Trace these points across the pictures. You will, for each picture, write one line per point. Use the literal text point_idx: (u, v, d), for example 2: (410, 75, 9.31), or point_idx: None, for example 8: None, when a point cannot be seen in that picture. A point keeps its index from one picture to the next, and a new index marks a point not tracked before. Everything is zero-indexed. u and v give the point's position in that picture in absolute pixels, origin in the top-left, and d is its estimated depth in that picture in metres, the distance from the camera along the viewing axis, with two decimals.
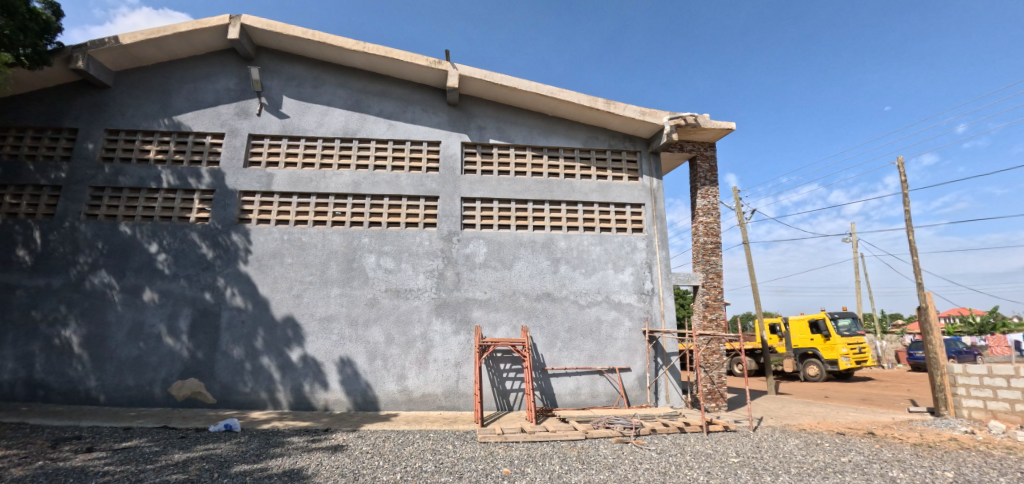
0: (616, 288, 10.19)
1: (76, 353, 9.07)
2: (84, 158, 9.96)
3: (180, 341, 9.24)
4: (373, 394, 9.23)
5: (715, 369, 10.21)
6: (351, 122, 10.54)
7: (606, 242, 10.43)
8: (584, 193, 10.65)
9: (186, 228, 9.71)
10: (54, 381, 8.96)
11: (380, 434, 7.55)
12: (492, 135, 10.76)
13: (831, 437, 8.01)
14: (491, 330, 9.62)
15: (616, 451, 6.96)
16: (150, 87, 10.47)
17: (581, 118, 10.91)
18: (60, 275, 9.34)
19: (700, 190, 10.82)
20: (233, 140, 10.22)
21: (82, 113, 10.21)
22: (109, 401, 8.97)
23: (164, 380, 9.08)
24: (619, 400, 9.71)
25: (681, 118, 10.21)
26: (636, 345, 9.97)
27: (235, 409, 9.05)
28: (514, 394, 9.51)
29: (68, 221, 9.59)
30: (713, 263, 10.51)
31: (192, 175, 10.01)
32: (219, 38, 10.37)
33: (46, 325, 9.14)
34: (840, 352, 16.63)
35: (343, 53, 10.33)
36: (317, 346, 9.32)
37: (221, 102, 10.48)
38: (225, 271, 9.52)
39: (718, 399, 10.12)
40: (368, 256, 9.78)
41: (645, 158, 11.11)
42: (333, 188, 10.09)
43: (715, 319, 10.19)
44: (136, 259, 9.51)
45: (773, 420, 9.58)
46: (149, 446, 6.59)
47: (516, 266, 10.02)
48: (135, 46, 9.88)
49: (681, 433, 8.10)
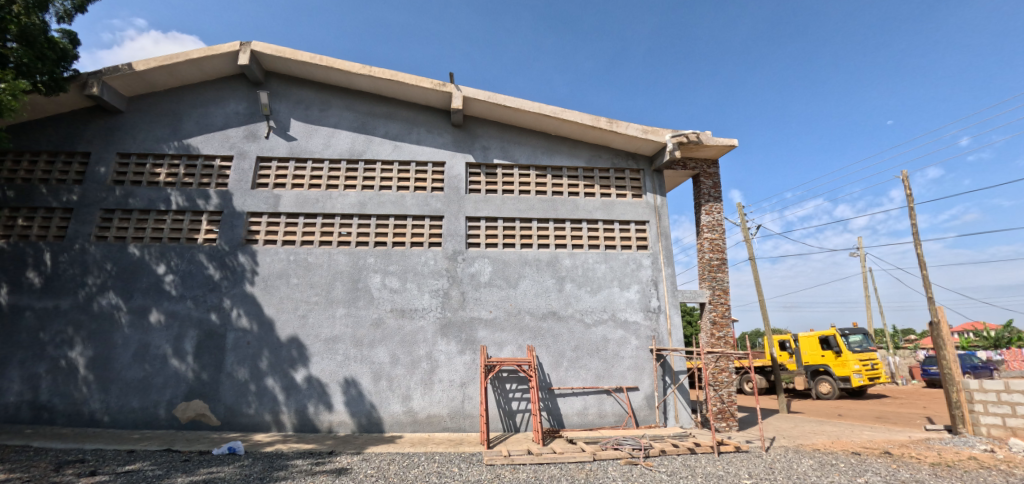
0: (622, 306, 10.12)
1: (82, 375, 9.08)
2: (96, 181, 10.14)
3: (186, 362, 9.23)
4: (377, 415, 9.15)
5: (725, 388, 10.01)
6: (357, 143, 10.69)
7: (610, 260, 10.40)
8: (588, 211, 10.67)
9: (194, 249, 9.80)
10: (59, 403, 8.95)
11: (384, 457, 7.44)
12: (496, 155, 10.85)
13: (846, 457, 7.82)
14: (497, 349, 9.57)
15: (626, 473, 6.80)
16: (161, 111, 10.70)
17: (583, 138, 11.03)
18: (68, 297, 9.41)
19: (704, 206, 10.85)
20: (242, 162, 10.38)
21: (95, 137, 10.43)
22: (112, 422, 8.93)
23: (169, 402, 9.04)
24: (627, 420, 9.56)
25: (683, 136, 10.35)
26: (643, 363, 9.85)
27: (239, 432, 8.98)
28: (521, 415, 9.38)
29: (78, 243, 9.71)
30: (719, 279, 10.40)
31: (201, 197, 10.15)
32: (229, 63, 10.62)
33: (53, 347, 9.18)
34: (851, 368, 16.30)
35: (349, 77, 10.56)
36: (322, 366, 9.27)
37: (230, 125, 10.69)
38: (231, 292, 9.56)
39: (729, 418, 9.91)
40: (373, 276, 9.80)
41: (649, 176, 11.16)
42: (339, 209, 10.19)
43: (723, 337, 10.09)
44: (144, 280, 9.58)
45: (786, 440, 9.37)
46: (152, 470, 6.52)
47: (521, 284, 9.99)
48: (147, 72, 10.14)
49: (692, 455, 7.92)
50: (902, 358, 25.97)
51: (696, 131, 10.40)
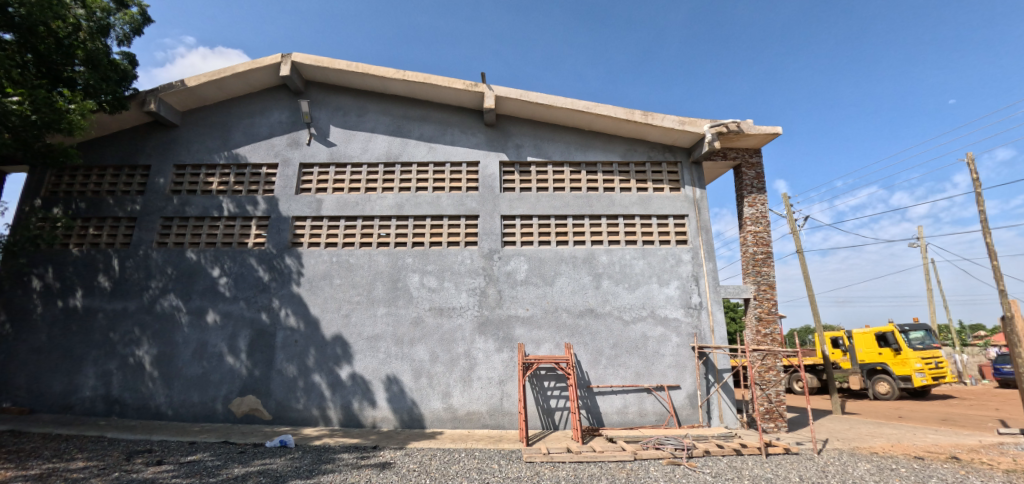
0: (662, 303, 9.89)
1: (148, 371, 9.76)
2: (156, 191, 10.86)
3: (239, 359, 9.75)
4: (418, 411, 9.35)
5: (773, 387, 9.60)
6: (393, 146, 10.95)
7: (648, 256, 10.18)
8: (624, 206, 10.48)
9: (244, 253, 10.32)
10: (129, 397, 9.66)
11: (426, 452, 7.60)
12: (530, 153, 10.83)
13: (907, 462, 7.35)
14: (535, 347, 9.57)
15: (668, 474, 6.66)
16: (212, 123, 11.33)
17: (618, 132, 10.84)
18: (134, 299, 10.13)
19: (747, 198, 10.43)
20: (286, 169, 10.84)
21: (154, 151, 11.16)
22: (176, 415, 9.55)
23: (225, 397, 9.58)
24: (669, 419, 9.33)
25: (723, 125, 9.94)
26: (684, 361, 9.59)
27: (289, 426, 9.41)
28: (560, 413, 9.35)
29: (142, 249, 10.44)
30: (765, 274, 9.98)
31: (250, 203, 10.67)
32: (272, 75, 11.10)
33: (122, 346, 9.91)
34: (913, 367, 15.25)
35: (384, 82, 10.81)
36: (365, 364, 9.57)
37: (275, 134, 11.18)
38: (280, 293, 10.01)
39: (777, 419, 9.50)
40: (412, 275, 10.02)
41: (687, 168, 10.83)
42: (377, 211, 10.47)
43: (770, 334, 9.67)
44: (201, 283, 10.18)
45: (840, 442, 8.91)
46: (212, 460, 6.93)
47: (558, 282, 9.94)
48: (198, 87, 10.75)
49: (738, 456, 7.65)
50: (970, 357, 24.10)
51: (736, 121, 9.97)
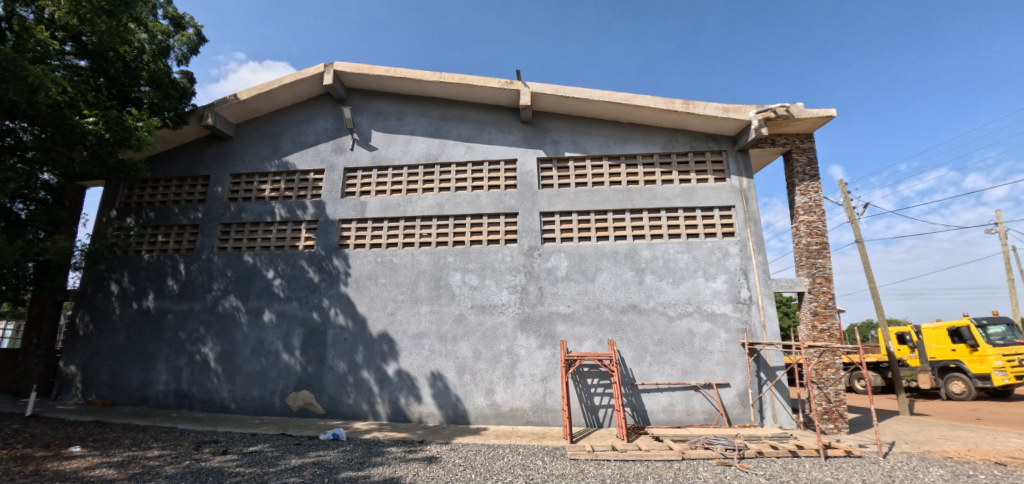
0: (709, 297, 9.56)
1: (213, 367, 10.45)
2: (215, 199, 11.58)
3: (294, 356, 10.25)
4: (463, 407, 9.51)
5: (831, 386, 9.07)
6: (432, 148, 11.15)
7: (693, 249, 9.85)
8: (666, 199, 10.19)
9: (296, 255, 10.83)
10: (197, 392, 10.38)
11: (471, 447, 7.72)
12: (567, 148, 10.74)
13: (988, 468, 6.75)
14: (577, 344, 9.49)
15: (719, 475, 6.44)
16: (263, 134, 11.95)
17: (658, 123, 10.55)
18: (199, 300, 10.86)
19: (798, 186, 9.89)
20: (332, 174, 11.28)
21: (213, 161, 11.90)
22: (238, 409, 10.18)
23: (282, 392, 10.11)
24: (718, 418, 9.01)
25: (771, 111, 9.47)
26: (734, 358, 9.23)
27: (341, 420, 9.81)
28: (604, 410, 9.24)
29: (205, 254, 11.17)
30: (820, 266, 9.43)
31: (300, 207, 11.18)
32: (316, 84, 11.57)
33: (190, 344, 10.66)
34: (992, 365, 13.95)
35: (421, 85, 11.02)
36: (410, 360, 9.83)
37: (320, 141, 11.65)
38: (329, 293, 10.44)
39: (837, 420, 8.97)
40: (453, 274, 10.18)
41: (733, 157, 10.39)
42: (419, 211, 10.70)
43: (827, 330, 9.14)
44: (257, 284, 10.78)
45: (909, 445, 8.30)
46: (271, 451, 7.34)
47: (599, 278, 9.82)
48: (250, 100, 11.36)
49: (794, 458, 7.28)
50: None
51: (785, 105, 9.47)
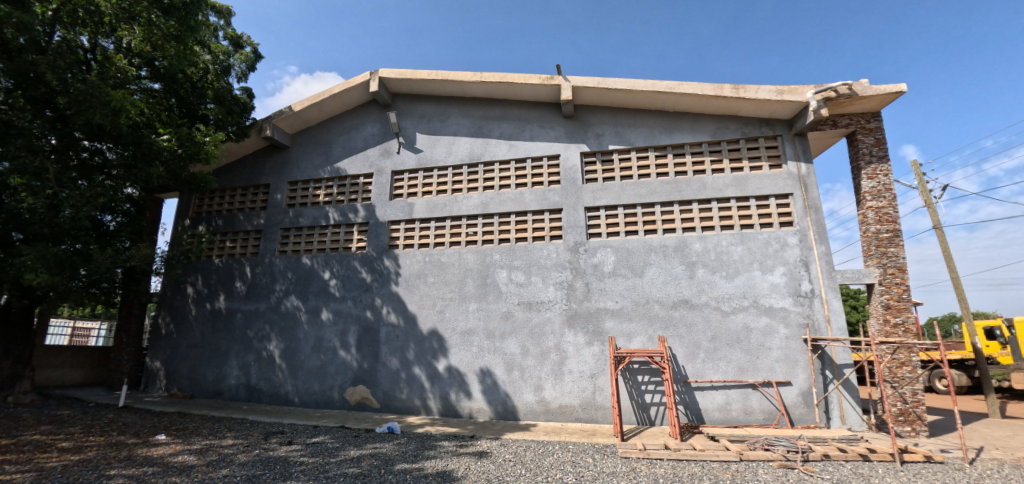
0: (766, 291, 9.09)
1: (277, 363, 11.13)
2: (275, 205, 12.31)
3: (350, 353, 10.74)
4: (512, 403, 9.60)
5: (908, 385, 8.39)
6: (475, 147, 11.29)
7: (748, 241, 9.40)
8: (717, 189, 9.78)
9: (349, 257, 11.32)
10: (264, 386, 11.10)
11: (521, 443, 7.78)
12: (611, 141, 10.55)
13: None
14: (626, 340, 9.32)
15: (780, 477, 6.14)
16: (316, 142, 12.56)
17: (706, 110, 10.14)
18: (264, 301, 11.60)
19: (865, 169, 9.21)
20: (380, 178, 11.69)
21: (272, 170, 12.65)
22: (301, 402, 10.79)
23: (340, 387, 10.61)
24: (779, 418, 8.56)
25: (831, 90, 8.86)
26: (796, 355, 8.74)
27: (395, 414, 10.18)
28: (656, 408, 9.02)
29: (267, 257, 11.91)
30: (892, 256, 8.72)
31: (351, 211, 11.67)
32: (363, 92, 12.02)
33: (257, 341, 11.41)
34: None
35: (463, 86, 11.18)
36: (460, 357, 10.03)
37: (369, 146, 12.09)
38: (381, 292, 10.84)
39: (915, 422, 8.28)
40: (500, 271, 10.28)
41: (789, 142, 9.81)
42: (464, 210, 10.88)
43: (901, 325, 8.45)
44: (315, 284, 11.36)
45: (1002, 452, 7.52)
46: (332, 443, 7.74)
47: (648, 273, 9.58)
48: (303, 111, 11.97)
49: (865, 462, 6.80)
50: None
51: (847, 83, 8.83)
